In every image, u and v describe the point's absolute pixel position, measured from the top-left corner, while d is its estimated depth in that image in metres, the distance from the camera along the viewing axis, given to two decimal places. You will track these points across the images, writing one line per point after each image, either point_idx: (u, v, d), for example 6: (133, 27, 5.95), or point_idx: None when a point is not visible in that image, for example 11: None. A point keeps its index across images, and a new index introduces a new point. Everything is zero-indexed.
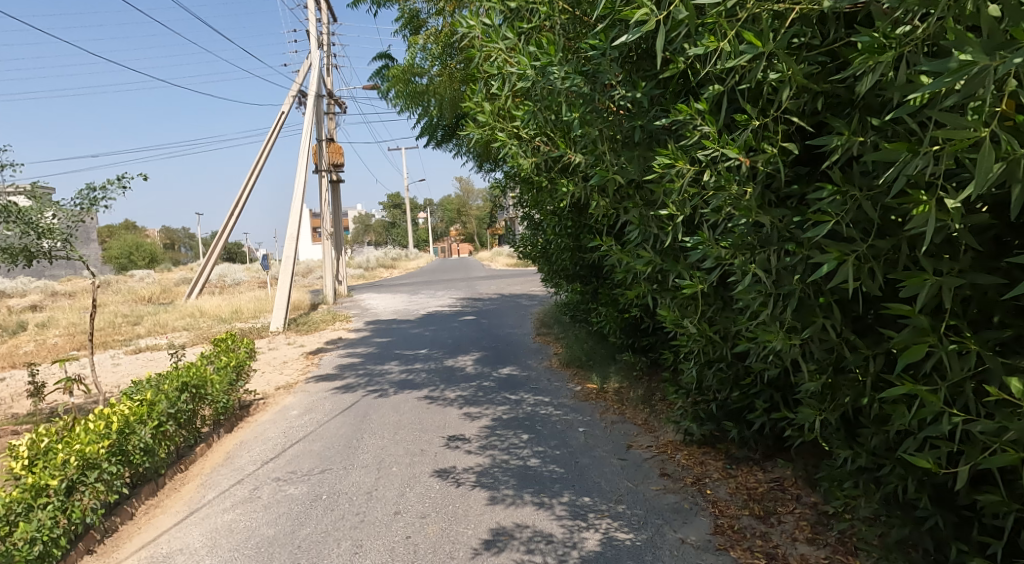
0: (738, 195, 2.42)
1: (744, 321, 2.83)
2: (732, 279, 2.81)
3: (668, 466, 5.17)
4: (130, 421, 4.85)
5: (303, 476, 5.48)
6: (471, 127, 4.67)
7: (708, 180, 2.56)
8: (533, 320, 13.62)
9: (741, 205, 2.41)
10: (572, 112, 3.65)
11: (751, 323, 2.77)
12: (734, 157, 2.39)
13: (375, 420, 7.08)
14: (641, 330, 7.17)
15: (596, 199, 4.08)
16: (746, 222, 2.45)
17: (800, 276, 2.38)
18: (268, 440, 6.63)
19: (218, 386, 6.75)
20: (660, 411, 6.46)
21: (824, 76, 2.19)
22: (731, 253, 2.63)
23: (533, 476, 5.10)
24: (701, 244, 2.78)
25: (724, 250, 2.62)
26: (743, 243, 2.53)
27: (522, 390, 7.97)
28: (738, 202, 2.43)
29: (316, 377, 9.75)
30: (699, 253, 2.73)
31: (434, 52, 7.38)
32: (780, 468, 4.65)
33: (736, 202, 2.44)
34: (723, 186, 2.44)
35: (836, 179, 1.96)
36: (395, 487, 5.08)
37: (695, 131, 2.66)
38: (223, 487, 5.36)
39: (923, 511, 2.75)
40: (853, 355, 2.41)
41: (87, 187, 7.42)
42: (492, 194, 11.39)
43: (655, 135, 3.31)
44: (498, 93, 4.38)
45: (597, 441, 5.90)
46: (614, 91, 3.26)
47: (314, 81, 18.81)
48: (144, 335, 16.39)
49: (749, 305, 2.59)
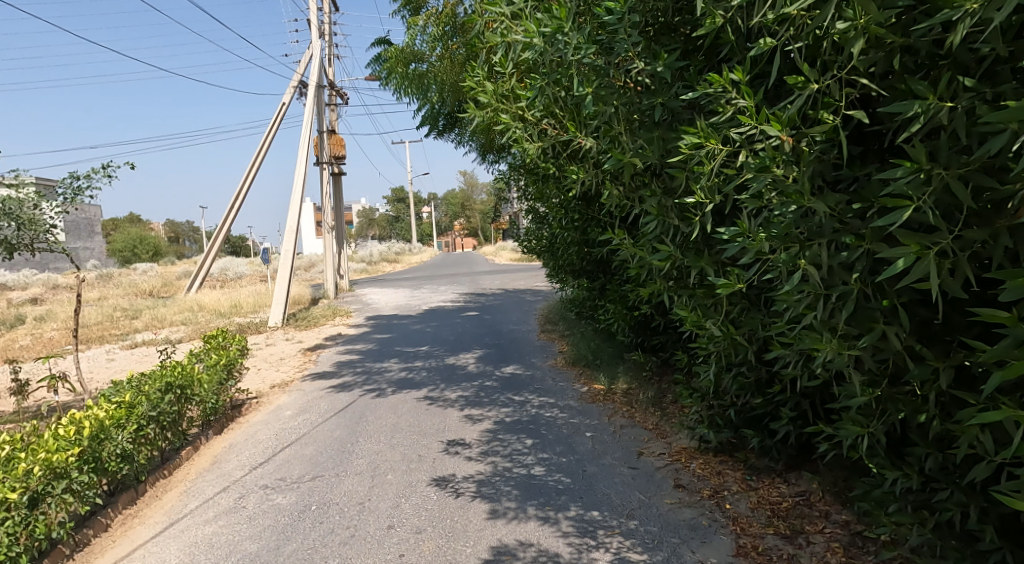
0: (785, 177, 2.11)
1: (783, 325, 2.48)
2: (770, 277, 2.44)
3: (683, 476, 4.81)
4: (106, 425, 4.51)
5: (293, 483, 5.14)
6: (471, 110, 4.29)
7: (746, 162, 2.24)
8: (537, 316, 13.26)
9: (790, 189, 2.07)
10: (585, 88, 3.19)
11: (793, 328, 2.41)
12: (776, 135, 2.10)
13: (372, 422, 6.74)
14: (651, 328, 6.85)
15: (609, 188, 3.72)
16: (794, 210, 2.11)
17: (860, 274, 2.02)
18: (258, 443, 6.29)
19: (204, 386, 6.40)
20: (672, 415, 6.11)
21: (900, 29, 1.85)
22: (773, 246, 2.26)
23: (538, 486, 4.75)
24: (738, 237, 2.41)
25: (764, 243, 2.27)
26: (789, 235, 2.17)
27: (526, 391, 7.60)
28: (784, 186, 2.11)
29: (313, 375, 9.41)
30: (736, 247, 2.36)
31: (435, 34, 7.01)
32: (806, 481, 4.29)
33: (782, 186, 2.10)
34: (767, 167, 2.11)
35: (917, 153, 1.65)
36: (390, 497, 4.74)
37: (729, 106, 2.35)
38: (207, 495, 5.02)
39: (988, 546, 2.39)
40: (919, 368, 2.06)
41: (71, 176, 7.09)
42: (496, 186, 11.04)
43: (678, 116, 3.01)
44: (501, 71, 4.01)
45: (605, 447, 5.54)
46: (633, 64, 2.98)
47: (314, 71, 18.46)
48: (141, 329, 16.07)
49: (793, 307, 2.25)
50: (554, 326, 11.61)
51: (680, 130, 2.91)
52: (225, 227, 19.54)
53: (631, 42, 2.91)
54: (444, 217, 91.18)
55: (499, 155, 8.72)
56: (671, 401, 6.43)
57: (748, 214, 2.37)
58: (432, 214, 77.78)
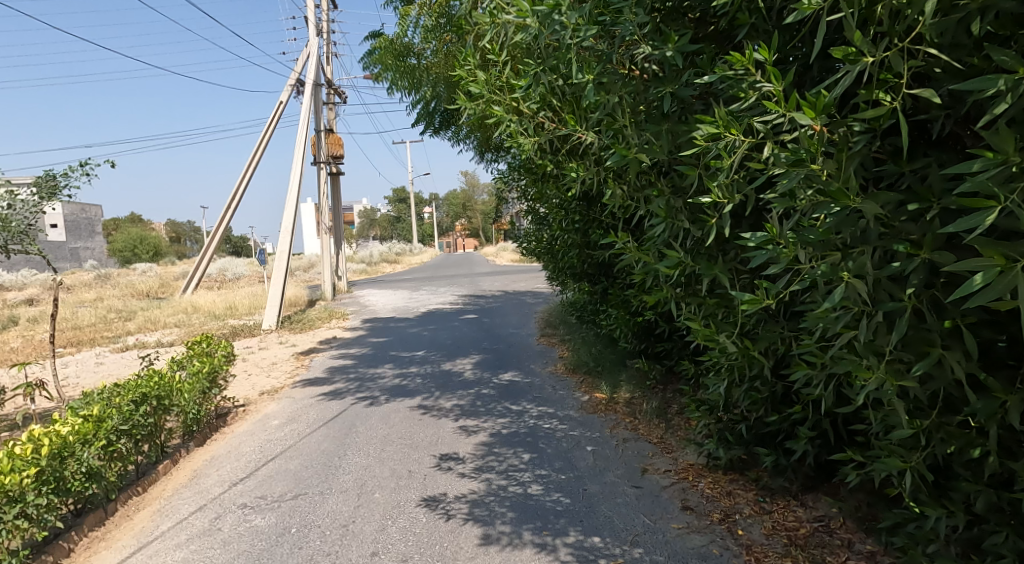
0: (825, 173, 1.81)
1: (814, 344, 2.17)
2: (801, 289, 2.13)
3: (690, 497, 4.48)
4: (69, 442, 4.20)
5: (273, 502, 4.82)
6: (462, 101, 3.96)
7: (777, 156, 1.93)
8: (536, 320, 12.93)
9: (832, 187, 1.76)
10: (585, 74, 2.91)
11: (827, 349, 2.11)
12: (811, 124, 1.81)
13: (362, 432, 6.42)
14: (655, 334, 6.56)
15: (612, 187, 3.40)
16: (836, 212, 1.81)
17: (915, 288, 1.74)
18: (241, 456, 5.97)
19: (185, 395, 6.10)
20: (678, 428, 5.80)
21: None
22: (809, 254, 1.95)
23: (535, 508, 4.42)
24: (766, 243, 2.08)
25: (798, 251, 1.95)
26: (828, 243, 1.87)
27: (525, 400, 7.28)
28: (823, 184, 1.81)
29: (304, 381, 9.09)
30: (763, 256, 2.04)
31: (428, 26, 6.70)
32: (825, 505, 3.97)
33: (822, 183, 1.80)
34: (803, 161, 1.81)
35: (1003, 141, 1.43)
36: (375, 519, 4.42)
37: (752, 90, 2.02)
38: (181, 515, 4.70)
39: None
40: (983, 401, 1.75)
41: (46, 174, 6.76)
42: (494, 186, 10.73)
43: (688, 108, 2.69)
44: (494, 58, 3.68)
45: (607, 463, 5.21)
46: (638, 49, 2.66)
47: (313, 69, 18.20)
48: (134, 331, 15.78)
49: (829, 328, 1.94)
50: (554, 330, 11.28)
51: (691, 124, 2.60)
52: (220, 227, 19.17)
53: (638, 23, 2.59)
54: (445, 217, 90.86)
55: (497, 153, 8.40)
56: (677, 412, 6.12)
57: (775, 215, 2.05)
58: (433, 214, 77.41)
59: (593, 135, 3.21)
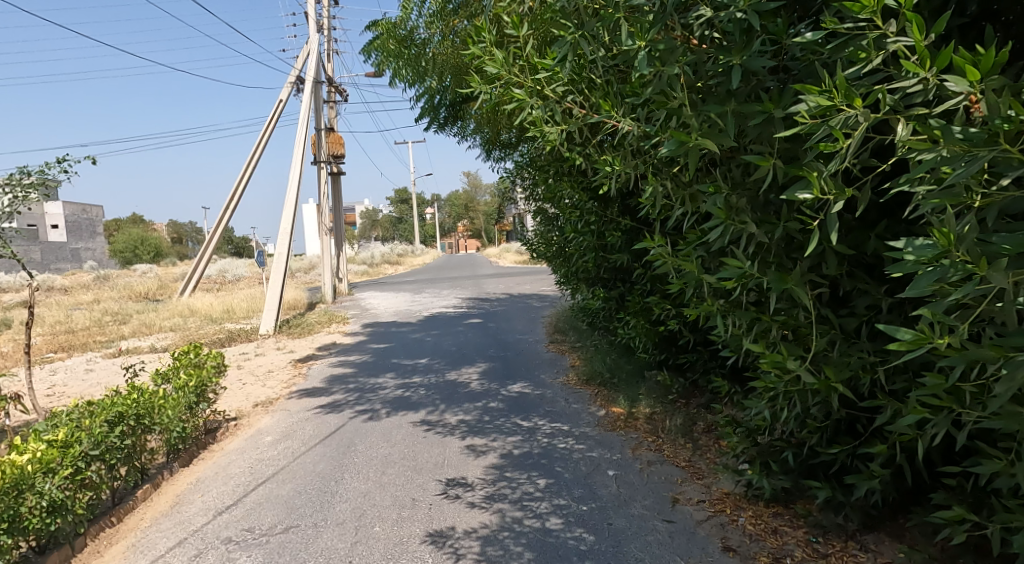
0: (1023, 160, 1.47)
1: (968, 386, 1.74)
2: (957, 323, 1.73)
3: (732, 535, 3.97)
4: (26, 473, 3.71)
5: (261, 537, 4.31)
6: (474, 83, 3.45)
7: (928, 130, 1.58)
8: (544, 325, 12.40)
9: None
10: (635, 41, 2.36)
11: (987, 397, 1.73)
12: (966, 89, 1.52)
13: (362, 451, 5.92)
14: (678, 345, 6.08)
15: (653, 184, 2.91)
16: None
17: None
18: (228, 479, 5.46)
19: (169, 412, 5.61)
20: (708, 450, 5.31)
21: None
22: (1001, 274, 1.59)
23: (555, 547, 3.91)
24: (931, 258, 1.66)
25: (990, 271, 1.58)
26: None
27: (537, 415, 6.77)
28: None
29: (301, 392, 8.57)
30: (939, 275, 1.62)
31: (432, 10, 6.20)
32: (891, 550, 3.45)
33: None
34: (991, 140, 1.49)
35: None
36: (375, 559, 3.91)
37: (874, 51, 1.64)
38: (157, 552, 4.19)
39: None
40: None
41: (19, 170, 6.29)
42: (501, 185, 10.24)
43: (760, 84, 2.19)
44: (515, 30, 3.19)
45: (632, 491, 4.71)
46: (700, 11, 2.15)
47: (314, 66, 17.78)
48: (128, 336, 15.25)
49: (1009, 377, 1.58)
50: (564, 337, 10.75)
51: (766, 105, 2.09)
52: (217, 228, 18.69)
53: None
54: (448, 218, 90.23)
55: (507, 149, 7.92)
56: (703, 430, 5.69)
57: (945, 219, 1.64)
58: (436, 215, 76.84)
59: (632, 121, 2.79)
